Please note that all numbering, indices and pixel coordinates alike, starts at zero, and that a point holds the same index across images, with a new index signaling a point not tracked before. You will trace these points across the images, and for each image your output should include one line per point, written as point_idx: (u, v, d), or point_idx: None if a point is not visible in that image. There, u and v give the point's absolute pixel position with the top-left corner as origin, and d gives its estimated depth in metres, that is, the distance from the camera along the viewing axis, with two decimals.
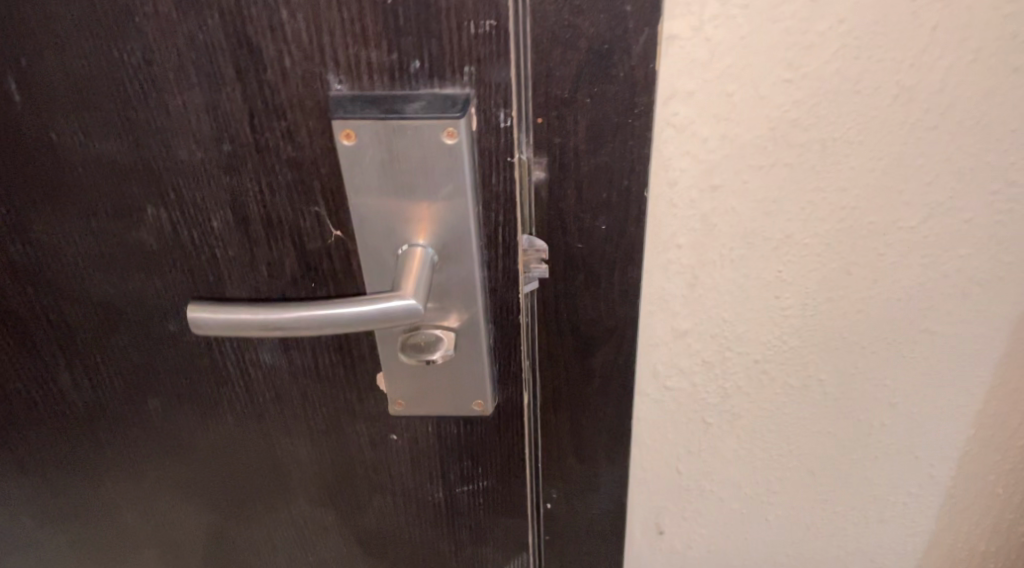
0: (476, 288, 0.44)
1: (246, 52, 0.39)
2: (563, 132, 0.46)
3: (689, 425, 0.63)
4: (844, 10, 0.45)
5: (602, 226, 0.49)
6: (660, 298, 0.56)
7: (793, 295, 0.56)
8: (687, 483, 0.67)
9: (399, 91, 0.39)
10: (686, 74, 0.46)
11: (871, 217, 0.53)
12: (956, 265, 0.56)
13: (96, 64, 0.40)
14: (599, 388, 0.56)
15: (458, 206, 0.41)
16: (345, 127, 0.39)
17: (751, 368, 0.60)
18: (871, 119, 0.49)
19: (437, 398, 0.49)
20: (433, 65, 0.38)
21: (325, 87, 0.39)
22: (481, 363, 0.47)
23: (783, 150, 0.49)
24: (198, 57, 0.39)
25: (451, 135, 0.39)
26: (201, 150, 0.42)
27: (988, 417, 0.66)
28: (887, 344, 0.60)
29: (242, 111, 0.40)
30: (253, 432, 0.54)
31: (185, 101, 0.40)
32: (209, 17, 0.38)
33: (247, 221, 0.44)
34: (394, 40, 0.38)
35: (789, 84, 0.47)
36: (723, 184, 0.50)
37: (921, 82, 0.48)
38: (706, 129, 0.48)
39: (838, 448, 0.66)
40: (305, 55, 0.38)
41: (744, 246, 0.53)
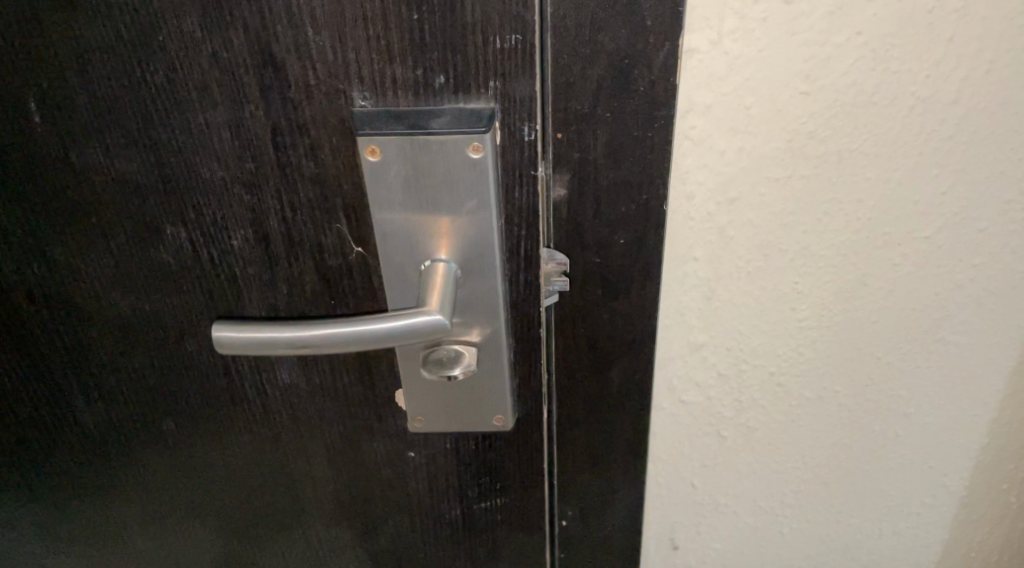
0: (498, 302, 0.44)
1: (271, 70, 0.39)
2: (583, 146, 0.46)
3: (704, 439, 0.63)
4: (861, 23, 0.46)
5: (621, 240, 0.49)
6: (676, 311, 0.56)
7: (809, 306, 0.56)
8: (701, 498, 0.66)
9: (424, 106, 0.39)
10: (704, 87, 0.47)
11: (886, 227, 0.53)
12: (970, 274, 0.56)
13: (119, 83, 0.40)
14: (616, 403, 0.56)
15: (481, 221, 0.41)
16: (369, 144, 0.39)
17: (766, 380, 0.60)
18: (888, 130, 0.49)
19: (458, 415, 0.49)
20: (458, 80, 0.38)
21: (349, 104, 0.39)
22: (502, 377, 0.47)
23: (799, 162, 0.50)
24: (222, 76, 0.39)
25: (477, 149, 0.39)
26: (223, 168, 0.41)
27: (1002, 427, 0.66)
28: (902, 355, 0.60)
29: (265, 129, 0.40)
30: (269, 453, 0.53)
31: (208, 119, 0.40)
32: (234, 35, 0.38)
33: (268, 239, 0.43)
34: (420, 57, 0.38)
35: (806, 96, 0.47)
36: (740, 197, 0.51)
37: (935, 93, 0.48)
38: (724, 141, 0.48)
39: (852, 460, 0.66)
40: (330, 72, 0.38)
41: (760, 258, 0.53)
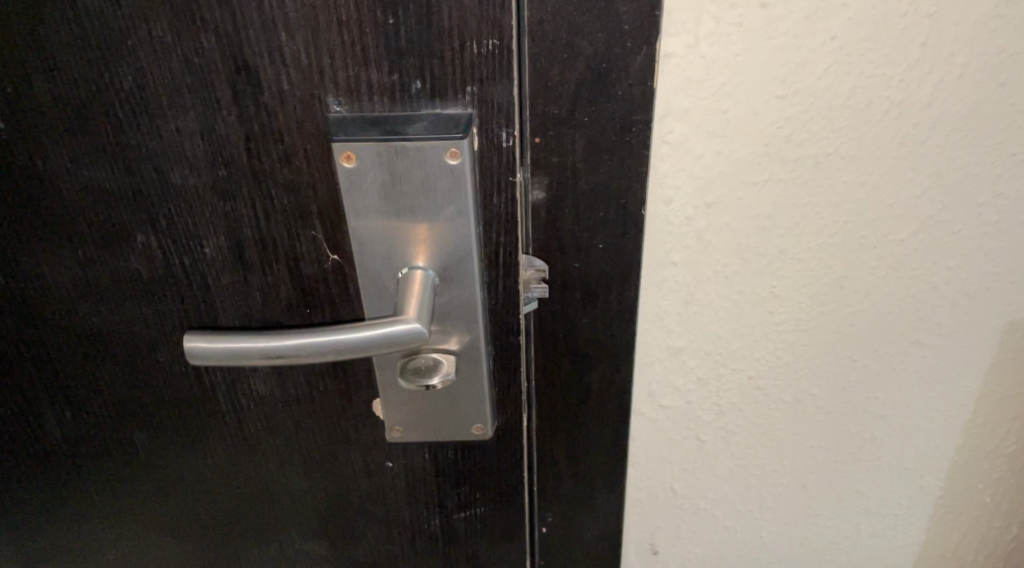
0: (477, 309, 0.44)
1: (244, 75, 0.38)
2: (561, 150, 0.46)
3: (683, 443, 0.63)
4: (836, 27, 0.45)
5: (599, 245, 0.49)
6: (655, 316, 0.56)
7: (787, 310, 0.57)
8: (680, 501, 0.67)
9: (399, 110, 0.38)
10: (681, 92, 0.46)
11: (862, 230, 0.53)
12: (945, 276, 0.56)
13: (86, 89, 0.39)
14: (596, 407, 0.56)
15: (459, 227, 0.41)
16: (345, 150, 0.38)
17: (745, 384, 0.60)
18: (863, 134, 0.49)
19: (436, 424, 0.48)
20: (434, 85, 0.38)
21: (324, 109, 0.38)
22: (481, 383, 0.47)
23: (776, 166, 0.50)
24: (193, 82, 0.38)
25: (455, 155, 0.39)
26: (195, 176, 0.41)
27: (976, 427, 0.66)
28: (878, 357, 0.60)
29: (237, 135, 0.39)
30: (244, 466, 0.52)
31: (179, 125, 0.39)
32: (206, 39, 0.37)
33: (241, 247, 0.43)
34: (396, 62, 0.37)
35: (782, 100, 0.47)
36: (718, 201, 0.51)
37: (910, 97, 0.48)
38: (701, 145, 0.48)
39: (830, 462, 0.66)
40: (305, 77, 0.38)
41: (738, 262, 0.54)
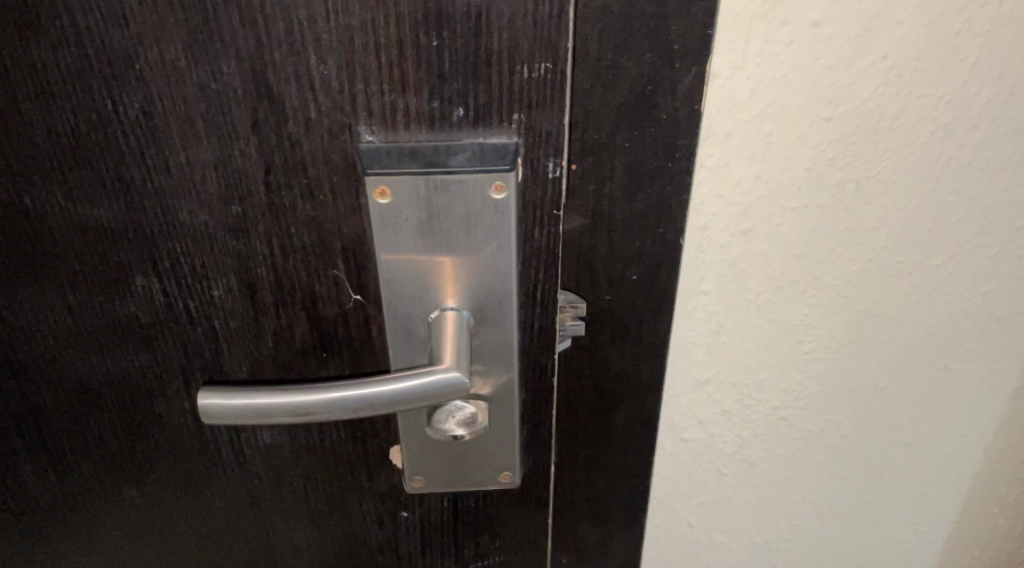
0: (512, 351, 0.40)
1: (266, 103, 0.34)
2: (599, 177, 0.42)
3: (703, 476, 0.61)
4: (889, 46, 0.43)
5: (633, 276, 0.46)
6: (682, 347, 0.53)
7: (817, 338, 0.54)
8: (696, 535, 0.64)
9: (437, 137, 0.35)
10: (724, 114, 0.43)
11: (899, 256, 0.51)
12: (977, 301, 0.54)
13: (86, 118, 0.34)
14: (620, 445, 0.53)
15: (500, 265, 0.37)
16: (379, 184, 0.35)
17: (769, 415, 0.58)
18: (907, 157, 0.47)
19: (460, 474, 0.45)
20: (478, 111, 0.34)
21: (354, 139, 0.35)
22: (512, 428, 0.43)
23: (817, 191, 0.47)
24: (209, 110, 0.34)
25: (500, 190, 0.35)
26: (206, 212, 0.36)
27: (997, 452, 0.65)
28: (905, 384, 0.58)
29: (257, 167, 0.35)
30: (245, 521, 0.48)
31: (190, 157, 0.35)
32: (225, 63, 0.33)
33: (254, 288, 0.38)
34: (437, 87, 0.34)
35: (828, 122, 0.44)
36: (755, 227, 0.48)
37: (957, 118, 0.46)
38: (741, 170, 0.45)
39: (850, 492, 0.64)
40: (334, 104, 0.34)
41: (771, 291, 0.51)
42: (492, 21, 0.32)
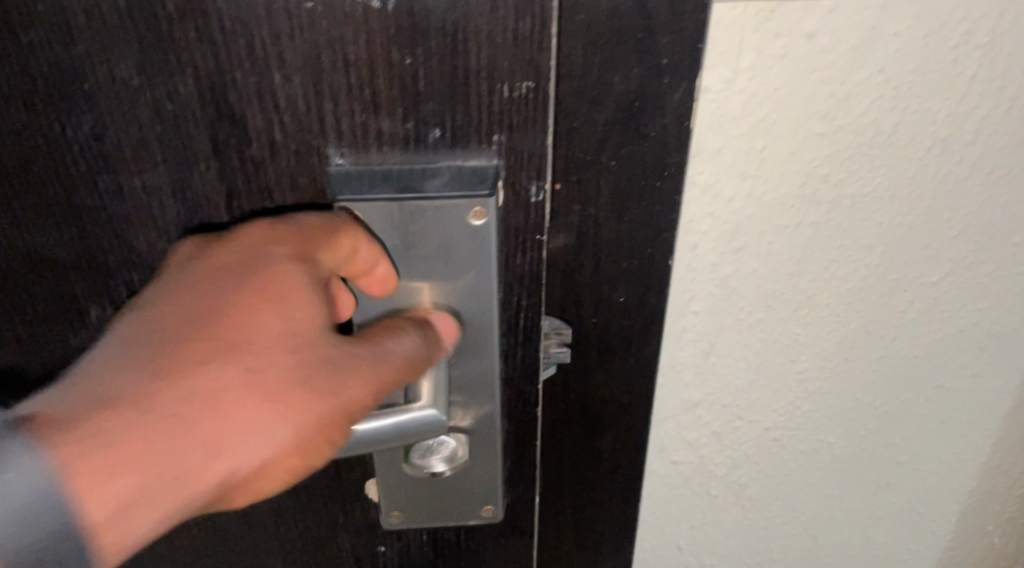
0: (494, 383, 0.39)
1: (228, 123, 0.32)
2: (583, 197, 0.40)
3: (693, 498, 0.59)
4: (885, 59, 0.41)
5: (621, 298, 0.44)
6: (671, 368, 0.51)
7: (809, 357, 0.52)
8: (687, 558, 0.63)
9: (413, 159, 0.33)
10: (714, 130, 0.41)
11: (894, 273, 0.49)
12: (973, 318, 0.53)
13: (31, 144, 0.32)
14: (606, 470, 0.52)
15: (480, 293, 0.36)
16: (350, 210, 0.34)
17: (761, 436, 0.56)
18: (902, 172, 0.45)
19: (442, 508, 0.43)
20: (456, 131, 0.32)
21: (323, 162, 0.33)
22: (496, 461, 0.42)
23: (810, 208, 0.45)
24: (166, 132, 0.32)
25: (479, 215, 0.34)
26: (165, 240, 0.35)
27: (992, 468, 0.63)
28: (900, 403, 0.57)
29: (219, 192, 0.34)
30: (216, 554, 0.46)
31: (145, 182, 0.33)
32: (182, 81, 0.31)
33: None
34: (411, 107, 0.32)
35: (821, 138, 0.43)
36: (746, 246, 0.46)
37: (954, 133, 0.44)
38: (732, 187, 0.44)
39: (842, 512, 0.63)
40: (301, 125, 0.32)
41: (763, 310, 0.49)
42: (468, 39, 0.31)
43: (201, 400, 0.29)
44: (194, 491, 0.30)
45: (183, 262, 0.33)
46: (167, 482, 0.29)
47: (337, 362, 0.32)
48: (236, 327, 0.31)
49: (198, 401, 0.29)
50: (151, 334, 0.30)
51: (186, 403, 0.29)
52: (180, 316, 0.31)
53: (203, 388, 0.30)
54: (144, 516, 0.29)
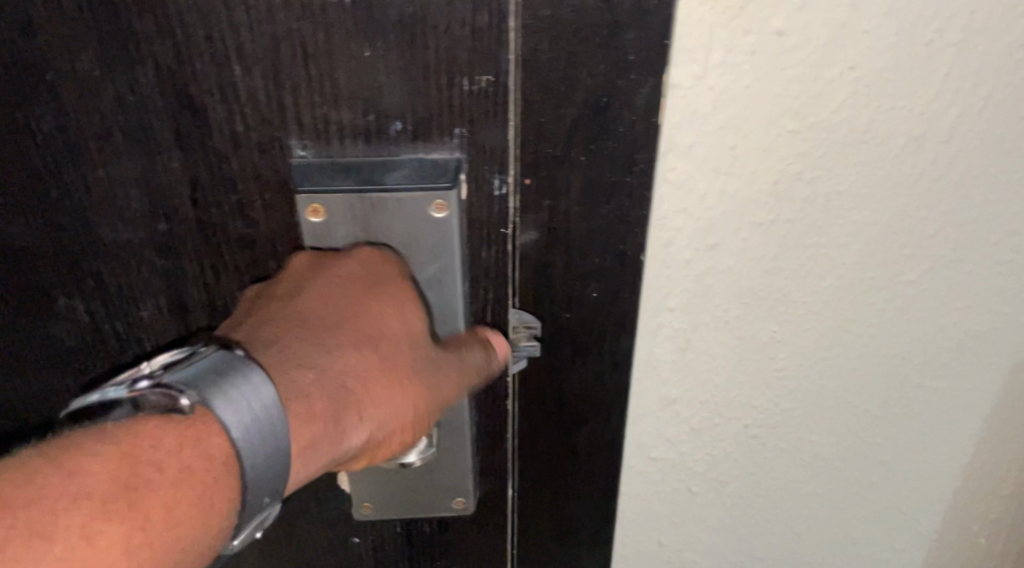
0: None
1: (189, 116, 0.37)
2: (553, 192, 0.40)
3: (674, 495, 0.59)
4: (856, 56, 0.41)
5: (594, 293, 0.44)
6: (649, 364, 0.51)
7: (788, 354, 0.52)
8: (669, 555, 0.63)
9: (376, 153, 0.38)
10: (685, 126, 0.42)
11: (871, 271, 0.49)
12: (954, 317, 0.53)
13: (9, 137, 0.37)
14: (584, 467, 0.52)
15: (444, 283, 0.42)
16: (312, 198, 0.39)
17: (741, 433, 0.56)
18: (877, 170, 0.45)
19: (414, 500, 0.46)
20: (418, 124, 0.37)
21: (286, 153, 0.38)
22: (463, 435, 0.45)
23: (784, 205, 0.45)
24: (128, 125, 0.37)
25: (440, 207, 0.39)
26: (132, 231, 0.40)
27: (977, 468, 0.63)
28: (881, 403, 0.57)
29: (183, 183, 0.38)
30: None
31: (109, 173, 0.38)
32: (141, 74, 0.35)
33: (184, 308, 0.42)
34: (370, 103, 0.37)
35: (794, 135, 0.43)
36: (721, 242, 0.46)
37: (929, 131, 0.44)
38: (705, 184, 0.44)
39: (826, 512, 0.63)
40: (263, 118, 0.37)
41: (739, 306, 0.49)
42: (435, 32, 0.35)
43: (339, 391, 0.37)
44: (338, 451, 0.37)
45: (293, 268, 0.40)
46: (318, 448, 0.37)
47: (432, 368, 0.40)
48: (365, 335, 0.38)
49: (343, 385, 0.37)
50: (300, 334, 0.38)
51: (330, 387, 0.37)
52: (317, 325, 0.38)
53: (341, 381, 0.37)
54: (299, 470, 0.37)
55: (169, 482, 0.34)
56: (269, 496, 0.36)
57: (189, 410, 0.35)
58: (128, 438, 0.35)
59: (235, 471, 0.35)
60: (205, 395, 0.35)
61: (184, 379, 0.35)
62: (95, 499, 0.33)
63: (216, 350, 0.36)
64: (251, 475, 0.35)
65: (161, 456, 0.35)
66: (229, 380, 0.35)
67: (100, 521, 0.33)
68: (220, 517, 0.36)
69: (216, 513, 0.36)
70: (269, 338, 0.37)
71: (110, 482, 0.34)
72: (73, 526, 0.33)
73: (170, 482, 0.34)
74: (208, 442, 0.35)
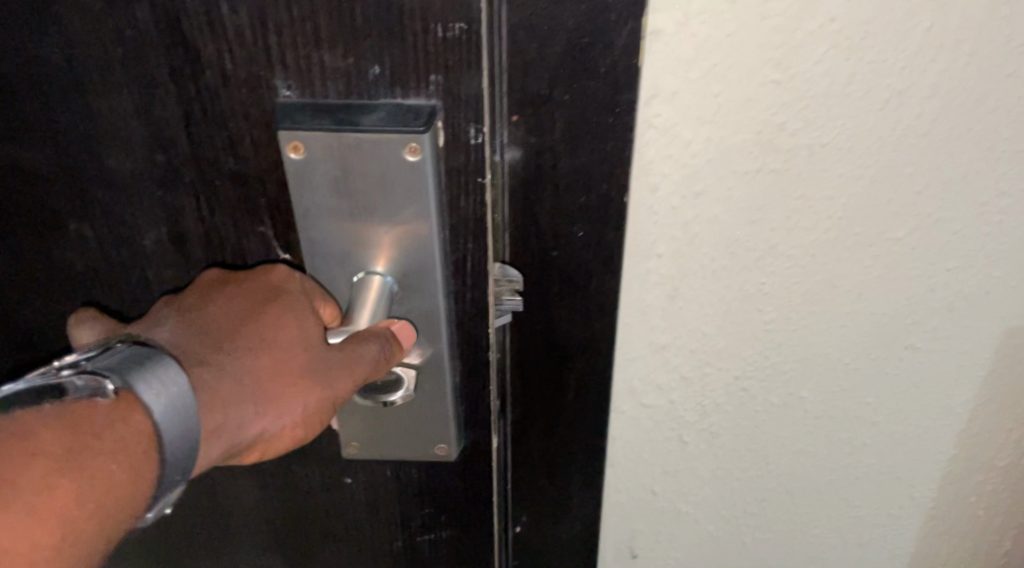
0: (439, 321, 0.45)
1: (182, 51, 0.39)
2: (539, 130, 0.44)
3: (666, 445, 0.61)
4: (837, 8, 0.42)
5: (579, 233, 0.47)
6: (639, 310, 0.53)
7: (776, 307, 0.53)
8: (662, 505, 0.65)
9: (350, 100, 0.40)
10: (670, 72, 0.43)
11: (858, 227, 0.50)
12: (943, 278, 0.53)
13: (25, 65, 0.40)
14: (573, 404, 0.55)
15: (421, 231, 0.42)
16: (291, 139, 0.40)
17: (731, 384, 0.58)
18: (862, 123, 0.46)
19: (400, 441, 0.49)
20: (396, 71, 0.39)
21: (272, 92, 0.40)
22: (445, 383, 0.47)
23: (768, 155, 0.46)
24: (126, 56, 0.39)
25: (415, 150, 0.40)
26: (133, 162, 0.43)
27: (972, 436, 0.64)
28: (872, 361, 0.58)
29: (177, 117, 0.41)
30: None
31: (111, 104, 0.41)
32: (138, 10, 0.38)
33: (185, 238, 0.45)
34: (350, 44, 0.38)
35: (777, 85, 0.44)
36: (707, 190, 0.47)
37: (912, 86, 0.45)
38: (689, 131, 0.45)
39: (818, 470, 0.64)
40: (250, 58, 0.39)
41: (726, 257, 0.51)
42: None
43: (252, 380, 0.41)
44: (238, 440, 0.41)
45: (199, 282, 0.44)
46: (227, 428, 0.40)
47: (365, 350, 0.42)
48: (276, 331, 0.42)
49: (247, 381, 0.41)
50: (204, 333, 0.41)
51: (230, 379, 0.41)
52: (223, 317, 0.42)
53: (251, 371, 0.41)
54: (217, 446, 0.40)
55: (103, 452, 0.37)
56: (181, 475, 0.39)
57: (114, 394, 0.38)
58: (67, 414, 0.37)
59: (156, 448, 0.38)
60: (129, 379, 0.38)
61: (108, 365, 0.38)
62: (48, 463, 0.36)
63: (128, 345, 0.40)
64: (170, 453, 0.38)
65: (94, 431, 0.37)
66: (149, 362, 0.38)
67: (54, 476, 0.36)
68: (140, 494, 0.38)
69: (137, 488, 0.38)
70: (175, 338, 0.41)
71: (59, 450, 0.37)
72: (31, 488, 0.36)
73: (107, 453, 0.37)
74: (131, 419, 0.38)
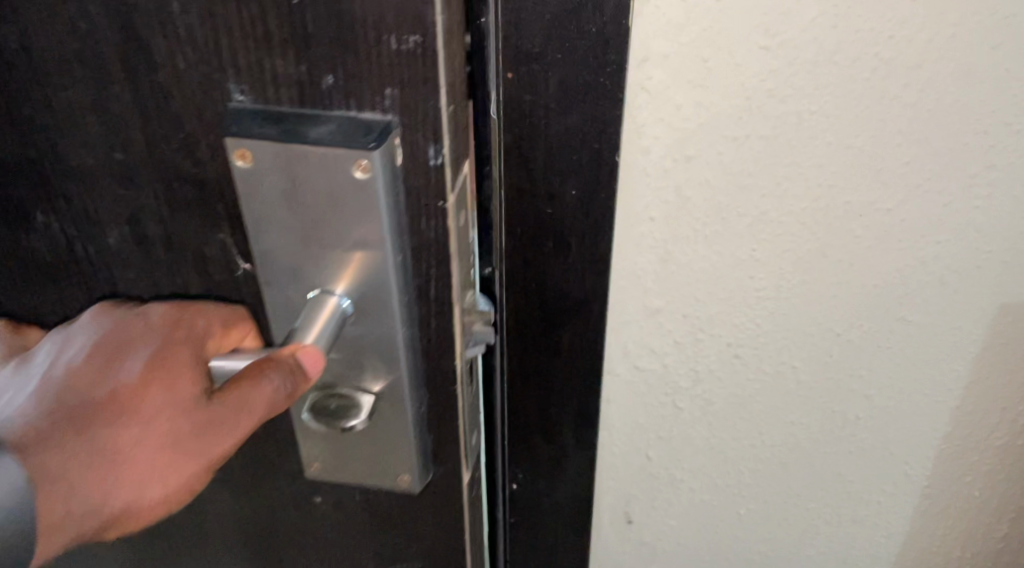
0: (395, 346, 0.48)
1: (137, 46, 0.42)
2: (533, 87, 0.46)
3: (660, 409, 0.63)
4: None
5: (572, 191, 0.49)
6: (632, 273, 0.55)
7: (766, 275, 0.55)
8: (657, 471, 0.67)
9: (304, 112, 0.42)
10: (661, 36, 0.46)
11: (847, 196, 0.52)
12: (933, 251, 0.55)
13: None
14: (566, 363, 0.57)
15: (375, 249, 0.44)
16: (239, 147, 0.43)
17: (724, 351, 0.60)
18: (849, 93, 0.48)
19: (364, 468, 0.53)
20: (351, 84, 0.41)
21: (225, 95, 0.43)
22: (403, 407, 0.50)
23: (757, 122, 0.48)
24: (86, 53, 0.43)
25: (365, 169, 0.42)
26: (96, 153, 0.47)
27: (966, 414, 0.65)
28: (863, 333, 0.59)
29: (134, 110, 0.44)
30: None
31: (73, 95, 0.45)
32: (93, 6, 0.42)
33: (150, 228, 0.49)
34: (303, 53, 0.41)
35: (765, 52, 0.46)
36: (698, 154, 0.50)
37: (898, 56, 0.47)
38: (681, 96, 0.47)
39: (812, 444, 0.66)
40: (202, 57, 0.42)
41: (718, 222, 0.53)
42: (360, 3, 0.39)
43: (122, 458, 0.44)
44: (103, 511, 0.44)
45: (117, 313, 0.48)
46: (95, 496, 0.43)
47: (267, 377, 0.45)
48: (155, 407, 0.44)
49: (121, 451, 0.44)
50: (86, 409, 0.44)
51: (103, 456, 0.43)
52: (132, 348, 0.46)
53: (125, 447, 0.44)
54: (50, 539, 0.43)
55: None
56: None
57: None
58: None
59: None
60: None
61: None
62: None
63: None
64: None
65: None
66: None
67: None
68: None
69: None
70: (58, 408, 0.43)
71: None
72: None
73: None
74: None
